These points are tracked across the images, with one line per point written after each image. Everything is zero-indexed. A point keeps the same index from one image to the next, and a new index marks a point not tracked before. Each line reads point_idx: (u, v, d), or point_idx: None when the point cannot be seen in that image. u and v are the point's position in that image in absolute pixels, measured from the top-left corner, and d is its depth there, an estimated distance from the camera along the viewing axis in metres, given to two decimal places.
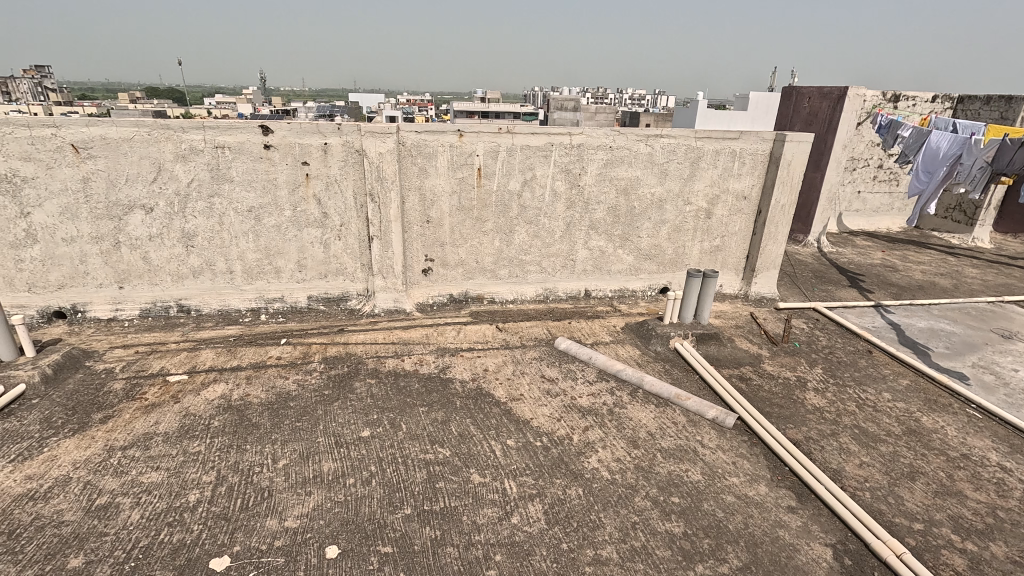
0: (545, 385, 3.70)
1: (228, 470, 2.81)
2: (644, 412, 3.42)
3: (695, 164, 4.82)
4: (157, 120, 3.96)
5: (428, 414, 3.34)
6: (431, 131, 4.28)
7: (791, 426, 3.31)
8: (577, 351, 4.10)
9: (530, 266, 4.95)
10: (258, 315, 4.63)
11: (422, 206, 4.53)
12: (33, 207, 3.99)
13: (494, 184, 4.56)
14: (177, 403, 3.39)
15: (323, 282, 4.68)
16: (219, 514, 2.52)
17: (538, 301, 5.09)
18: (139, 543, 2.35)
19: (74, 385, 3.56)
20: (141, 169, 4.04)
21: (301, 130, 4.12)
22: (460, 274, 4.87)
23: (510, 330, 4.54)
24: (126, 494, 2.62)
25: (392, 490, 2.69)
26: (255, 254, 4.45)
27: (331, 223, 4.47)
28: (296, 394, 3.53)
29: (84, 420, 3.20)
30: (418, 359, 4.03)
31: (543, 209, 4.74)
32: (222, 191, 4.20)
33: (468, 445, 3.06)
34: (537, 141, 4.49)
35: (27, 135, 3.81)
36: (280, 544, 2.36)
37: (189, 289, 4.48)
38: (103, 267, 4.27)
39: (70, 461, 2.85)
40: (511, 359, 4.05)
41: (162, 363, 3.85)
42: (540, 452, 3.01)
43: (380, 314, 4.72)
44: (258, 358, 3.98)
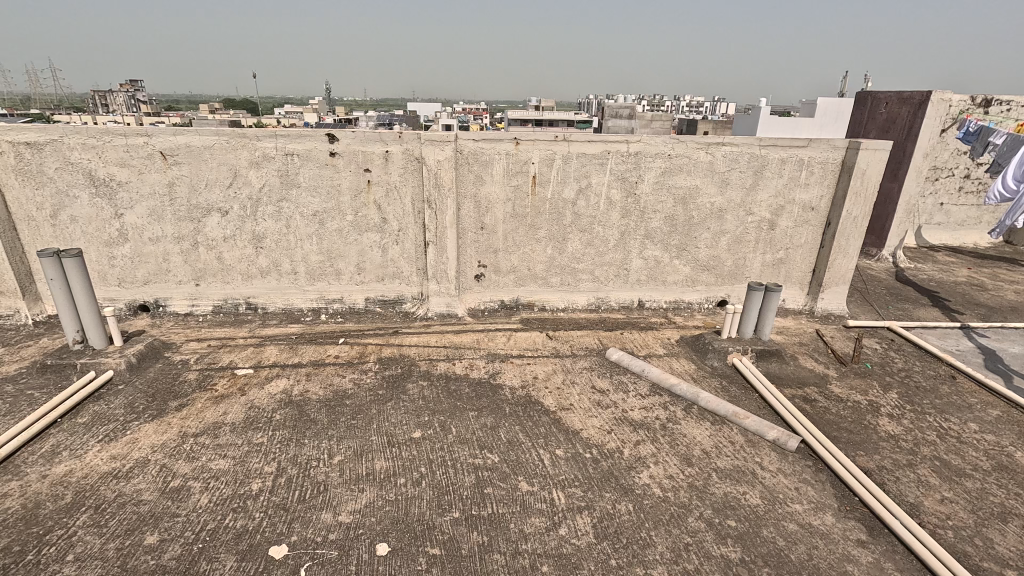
0: (595, 396, 3.64)
1: (288, 463, 2.93)
2: (699, 429, 3.29)
3: (759, 173, 4.63)
4: (235, 129, 4.25)
5: (478, 419, 3.36)
6: (488, 139, 4.34)
7: (861, 453, 3.10)
8: (629, 362, 4.01)
9: (582, 275, 4.91)
10: (319, 314, 4.83)
11: (477, 212, 4.59)
12: (125, 209, 4.36)
13: (548, 192, 4.57)
14: (243, 395, 3.59)
15: (380, 285, 4.83)
16: (279, 504, 2.63)
17: (589, 310, 5.03)
18: (207, 526, 2.49)
19: (153, 374, 3.85)
20: (219, 175, 4.33)
21: (364, 138, 4.29)
22: (512, 281, 4.89)
23: (561, 338, 4.51)
24: (196, 479, 2.80)
25: (441, 493, 2.72)
26: (317, 256, 4.66)
27: (389, 228, 4.62)
28: (352, 393, 3.65)
29: (162, 407, 3.44)
30: (468, 363, 4.08)
31: (597, 218, 4.69)
32: (290, 196, 4.43)
33: (517, 452, 3.05)
34: (593, 149, 4.45)
35: (123, 143, 4.18)
36: (333, 537, 2.43)
37: (257, 288, 4.74)
38: (182, 265, 4.60)
39: (149, 445, 3.07)
40: (561, 368, 4.01)
41: (231, 357, 4.10)
42: (589, 464, 2.96)
43: (433, 318, 4.82)
44: (318, 356, 4.15)
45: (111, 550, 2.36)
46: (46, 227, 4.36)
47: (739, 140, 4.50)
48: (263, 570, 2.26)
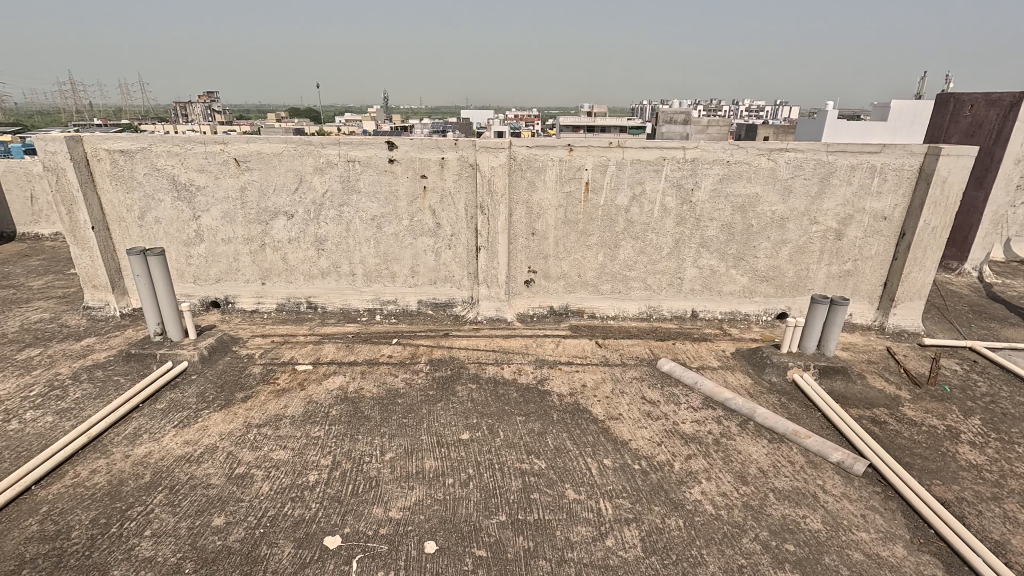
0: (645, 407, 3.57)
1: (343, 457, 3.05)
2: (755, 447, 3.16)
3: (826, 180, 4.41)
4: (302, 137, 4.49)
5: (526, 424, 3.37)
6: (542, 146, 4.37)
7: (937, 482, 2.87)
8: (681, 374, 3.91)
9: (633, 283, 4.83)
10: (374, 315, 5.01)
11: (529, 218, 4.62)
12: (202, 212, 4.70)
13: (601, 199, 4.53)
14: (303, 390, 3.77)
15: (432, 288, 4.95)
16: (333, 496, 2.74)
17: (641, 319, 4.94)
18: (268, 512, 2.63)
19: (222, 366, 4.12)
20: (287, 180, 4.58)
21: (422, 145, 4.43)
22: (562, 287, 4.88)
23: (610, 346, 4.46)
24: (258, 467, 2.96)
25: (488, 495, 2.75)
26: (374, 258, 4.84)
27: (442, 233, 4.73)
28: (403, 392, 3.75)
29: (229, 397, 3.67)
30: (516, 368, 4.10)
31: (651, 225, 4.61)
32: (351, 201, 4.63)
33: (564, 460, 3.03)
34: (648, 155, 4.39)
35: (202, 150, 4.50)
36: (384, 532, 2.51)
37: (318, 288, 4.97)
38: (250, 265, 4.89)
39: (217, 432, 3.28)
40: (610, 376, 3.96)
41: (292, 353, 4.32)
42: (638, 476, 2.90)
43: (482, 322, 4.89)
44: (372, 354, 4.30)
45: (182, 528, 2.54)
46: (134, 227, 4.77)
47: (804, 146, 4.30)
48: (318, 558, 2.36)
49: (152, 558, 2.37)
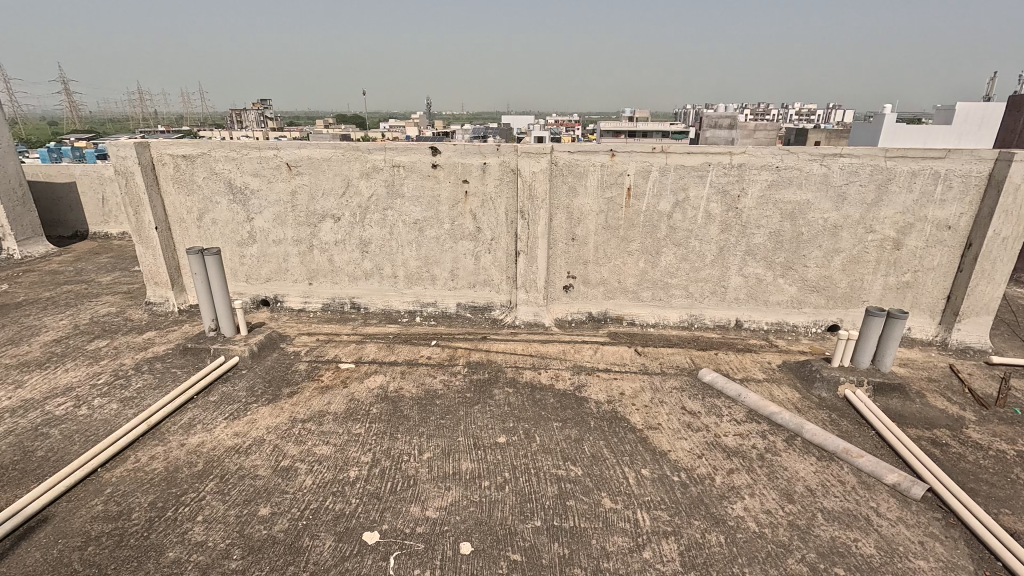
0: (685, 418, 3.48)
1: (382, 455, 3.12)
2: (803, 464, 3.03)
3: (883, 187, 4.20)
4: (350, 143, 4.64)
5: (563, 430, 3.35)
6: (583, 151, 4.35)
7: (1006, 512, 2.67)
8: (724, 385, 3.80)
9: (675, 290, 4.74)
10: (414, 316, 5.10)
11: (569, 224, 4.61)
12: (256, 214, 4.92)
13: (643, 204, 4.47)
14: (345, 387, 3.89)
15: (471, 291, 5.00)
16: (373, 492, 2.81)
17: (682, 327, 4.83)
18: (310, 505, 2.72)
19: (271, 362, 4.29)
20: (335, 184, 4.74)
21: (464, 150, 4.49)
22: (601, 293, 4.84)
23: (650, 354, 4.38)
24: (302, 461, 3.07)
25: (523, 500, 2.75)
26: (416, 261, 4.93)
27: (482, 237, 4.78)
28: (441, 393, 3.80)
29: (276, 393, 3.82)
30: (554, 373, 4.09)
31: (694, 231, 4.51)
32: (395, 205, 4.75)
33: (601, 468, 3.00)
34: (693, 160, 4.30)
35: (257, 156, 4.72)
36: (421, 531, 2.55)
37: (361, 289, 5.11)
38: (299, 266, 5.08)
39: (265, 425, 3.42)
40: (649, 385, 3.89)
41: (335, 351, 4.45)
42: (677, 488, 2.84)
43: (520, 327, 4.90)
44: (412, 355, 4.39)
45: (231, 516, 2.65)
46: (193, 228, 5.04)
47: (860, 151, 4.12)
48: (356, 552, 2.42)
49: (203, 542, 2.49)
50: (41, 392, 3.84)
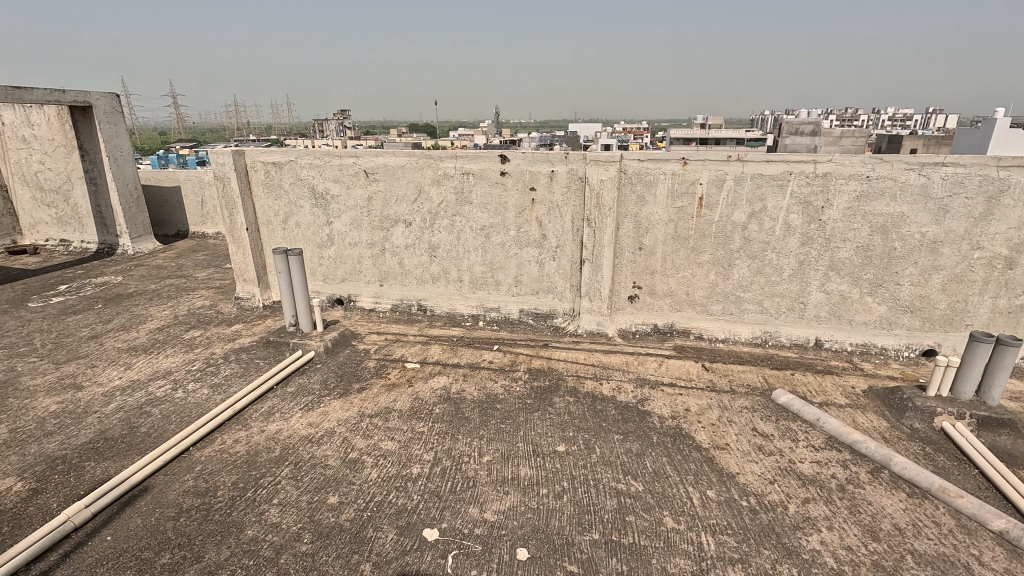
0: (756, 440, 3.30)
1: (444, 454, 3.20)
2: (890, 499, 2.78)
3: (994, 200, 3.79)
4: (424, 152, 4.82)
5: (624, 443, 3.28)
6: (654, 159, 4.27)
7: None
8: (801, 409, 3.56)
9: (748, 305, 4.52)
10: (477, 320, 5.19)
11: (636, 233, 4.52)
12: (334, 218, 5.23)
13: (715, 214, 4.31)
14: (410, 386, 4.02)
15: (535, 298, 5.02)
16: (434, 491, 2.88)
17: (754, 344, 4.59)
18: (375, 498, 2.83)
19: (343, 358, 4.52)
20: (407, 191, 4.94)
21: (532, 158, 4.54)
22: (668, 305, 4.70)
23: (719, 371, 4.19)
24: (368, 454, 3.20)
25: (581, 511, 2.71)
26: (481, 267, 5.03)
27: (548, 244, 4.79)
28: (502, 398, 3.84)
29: (347, 387, 4.02)
30: (616, 385, 4.01)
31: (772, 243, 4.28)
32: (463, 212, 4.87)
33: (663, 485, 2.90)
34: (772, 169, 4.10)
35: (338, 163, 5.02)
36: (479, 532, 2.58)
37: (428, 292, 5.28)
38: (371, 268, 5.33)
39: (336, 418, 3.61)
40: (717, 403, 3.72)
41: (402, 351, 4.62)
42: (745, 513, 2.69)
43: (582, 335, 4.86)
44: (474, 359, 4.47)
45: (303, 502, 2.81)
46: (279, 230, 5.43)
47: (966, 160, 3.75)
48: (417, 547, 2.49)
49: (277, 524, 2.65)
50: (145, 374, 4.27)
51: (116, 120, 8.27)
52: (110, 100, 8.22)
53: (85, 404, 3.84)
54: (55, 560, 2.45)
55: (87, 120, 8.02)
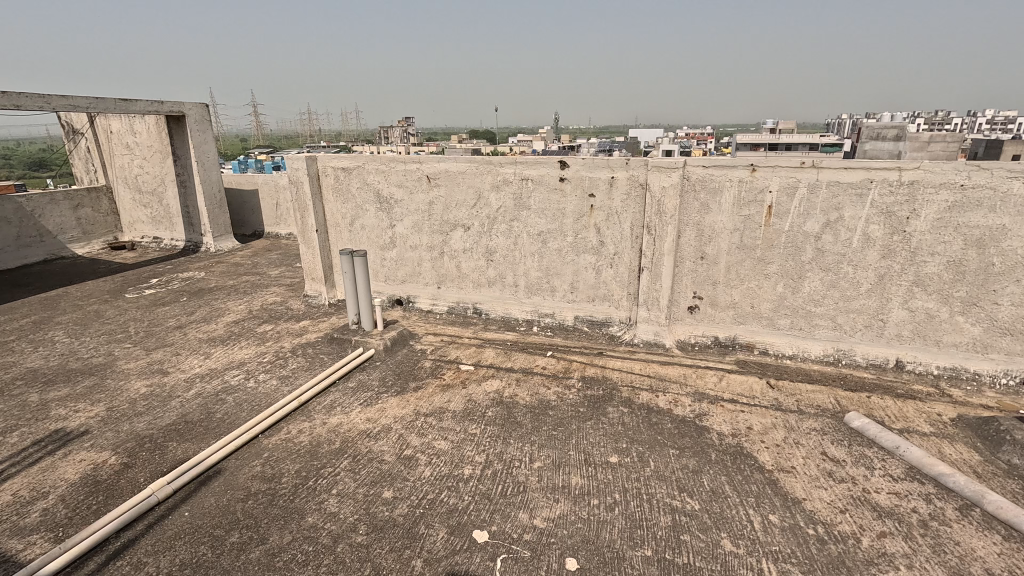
0: (825, 465, 3.09)
1: (495, 457, 3.22)
2: (981, 541, 2.51)
3: None
4: (484, 158, 4.91)
5: (679, 458, 3.17)
6: (720, 166, 4.12)
7: None
8: (878, 435, 3.30)
9: (819, 321, 4.25)
10: (531, 325, 5.20)
11: (698, 242, 4.37)
12: (397, 221, 5.42)
13: (785, 224, 4.10)
14: (464, 388, 4.08)
15: (590, 305, 4.96)
16: (484, 493, 2.90)
17: (825, 362, 4.30)
18: (427, 496, 2.89)
19: (401, 357, 4.66)
20: (467, 196, 5.04)
21: (592, 164, 4.51)
22: (731, 317, 4.50)
23: (785, 389, 3.97)
24: (422, 452, 3.28)
25: (633, 525, 2.65)
26: (537, 272, 5.04)
27: (605, 251, 4.73)
28: (555, 404, 3.82)
29: (404, 386, 4.14)
30: (672, 398, 3.88)
31: (848, 255, 4.01)
32: (521, 217, 4.91)
33: (721, 505, 2.78)
34: (851, 176, 3.84)
35: (402, 169, 5.21)
36: (528, 538, 2.57)
37: (484, 295, 5.35)
38: (430, 270, 5.47)
39: (393, 415, 3.72)
40: (783, 423, 3.52)
41: (457, 353, 4.70)
42: (811, 542, 2.53)
43: (638, 345, 4.75)
44: (528, 364, 4.47)
45: (360, 494, 2.92)
46: (345, 232, 5.70)
47: None
48: (466, 548, 2.52)
49: (336, 514, 2.77)
50: (222, 364, 4.60)
51: (205, 128, 8.98)
52: (201, 110, 8.95)
53: (170, 389, 4.18)
54: (141, 530, 2.67)
55: (181, 128, 8.76)
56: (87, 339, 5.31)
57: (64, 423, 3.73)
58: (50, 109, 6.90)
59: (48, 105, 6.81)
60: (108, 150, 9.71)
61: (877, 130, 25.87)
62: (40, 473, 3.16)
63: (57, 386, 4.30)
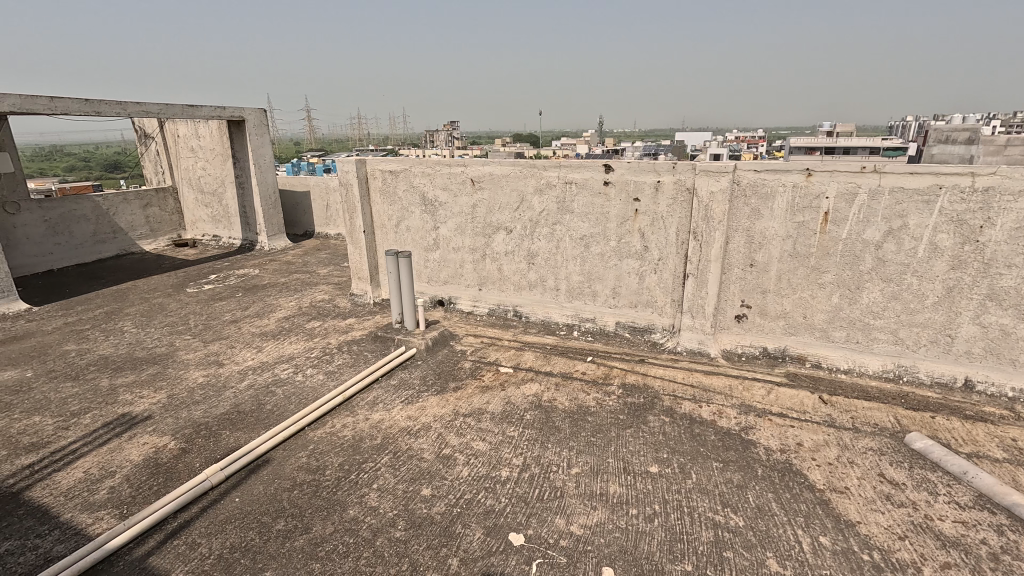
0: (883, 487, 2.91)
1: (532, 461, 3.21)
2: None
3: None
4: (528, 161, 4.92)
5: (723, 472, 3.07)
6: (773, 170, 3.97)
7: None
8: (942, 458, 3.08)
9: (878, 334, 4.02)
10: (572, 330, 5.16)
11: (747, 248, 4.22)
12: (441, 223, 5.51)
13: (843, 231, 3.90)
14: (503, 390, 4.10)
15: (633, 311, 4.88)
16: (521, 496, 2.90)
17: (885, 378, 4.06)
18: (465, 495, 2.91)
19: (441, 357, 4.73)
20: (510, 199, 5.07)
21: (638, 168, 4.45)
22: (781, 327, 4.33)
23: (839, 405, 3.77)
24: (460, 452, 3.31)
25: (673, 538, 2.58)
26: (578, 276, 5.00)
27: (649, 257, 4.64)
28: (594, 410, 3.78)
29: (444, 385, 4.20)
30: (716, 410, 3.76)
31: (912, 266, 3.77)
32: (564, 221, 4.89)
33: (767, 523, 2.67)
34: (917, 182, 3.62)
35: (447, 172, 5.29)
36: (565, 544, 2.55)
37: (525, 298, 5.35)
38: (472, 272, 5.53)
39: (433, 413, 3.78)
40: (836, 441, 3.35)
41: (497, 355, 4.73)
42: (866, 568, 2.38)
43: (681, 353, 4.64)
44: (567, 368, 4.45)
45: (399, 490, 2.98)
46: (391, 233, 5.85)
47: None
48: (502, 550, 2.52)
49: (376, 508, 2.84)
50: (273, 357, 4.80)
51: (262, 131, 9.42)
52: (259, 115, 9.40)
53: (225, 379, 4.41)
54: (195, 512, 2.83)
55: (240, 132, 9.22)
56: (152, 330, 5.67)
57: (130, 407, 3.99)
58: (126, 115, 7.42)
59: (123, 112, 7.33)
60: (175, 153, 10.35)
61: (946, 129, 23.72)
62: (108, 454, 3.39)
63: (125, 373, 4.61)
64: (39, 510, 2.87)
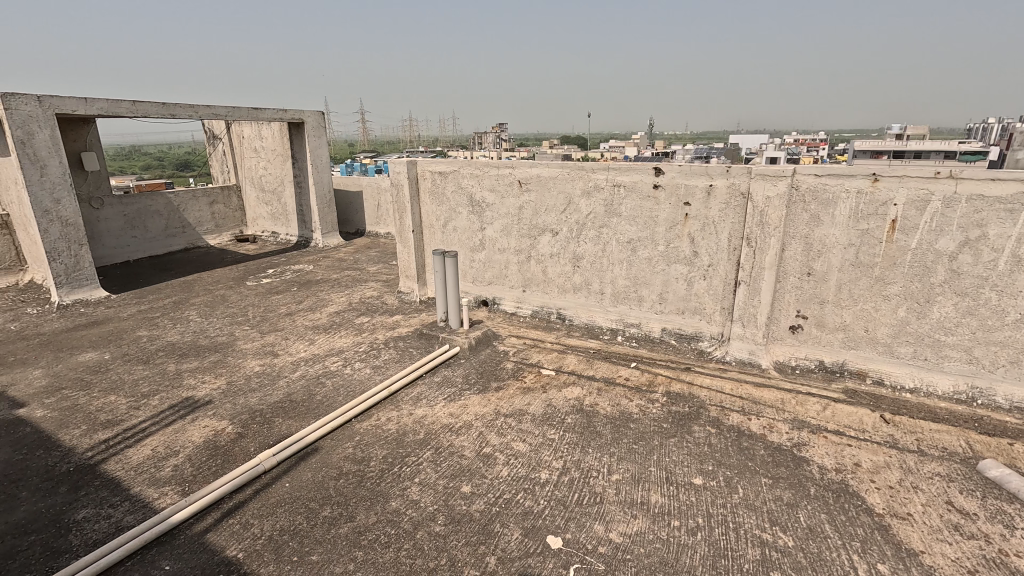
0: (951, 517, 2.71)
1: (572, 465, 3.19)
2: None
3: None
4: (576, 163, 4.90)
5: (772, 489, 2.94)
6: (836, 175, 3.78)
7: None
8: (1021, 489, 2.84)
9: (949, 352, 3.75)
10: (616, 335, 5.09)
11: (805, 256, 4.04)
12: (488, 225, 5.57)
13: (912, 240, 3.66)
14: (545, 392, 4.10)
15: (680, 318, 4.77)
16: (560, 499, 2.89)
17: (955, 399, 3.77)
18: (504, 495, 2.93)
19: (484, 357, 4.78)
20: (557, 202, 5.06)
21: (689, 172, 4.34)
22: (840, 340, 4.11)
23: (903, 425, 3.54)
24: (500, 452, 3.33)
25: (716, 554, 2.49)
26: (624, 281, 4.93)
27: (699, 262, 4.52)
28: (637, 417, 3.71)
29: (486, 385, 4.24)
30: (767, 423, 3.61)
31: (991, 280, 3.50)
32: (611, 224, 4.84)
33: (819, 545, 2.54)
34: (1000, 190, 3.35)
35: (495, 173, 5.34)
36: (603, 551, 2.52)
37: (569, 301, 5.33)
38: (517, 274, 5.56)
39: (474, 412, 3.82)
40: (898, 463, 3.14)
41: (539, 356, 4.73)
42: None
43: (730, 363, 4.48)
44: (610, 373, 4.39)
45: (440, 485, 3.03)
46: (438, 233, 5.96)
47: None
48: (539, 552, 2.52)
49: (417, 502, 2.90)
50: (323, 350, 5.00)
51: (320, 133, 9.82)
52: (318, 117, 9.80)
53: (279, 369, 4.62)
54: (249, 494, 2.98)
55: (300, 133, 9.65)
56: (214, 320, 6.02)
57: (194, 392, 4.26)
58: (197, 117, 7.91)
59: (195, 114, 7.82)
60: (239, 153, 10.94)
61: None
62: (173, 434, 3.63)
63: (190, 359, 4.92)
64: (112, 482, 3.11)
